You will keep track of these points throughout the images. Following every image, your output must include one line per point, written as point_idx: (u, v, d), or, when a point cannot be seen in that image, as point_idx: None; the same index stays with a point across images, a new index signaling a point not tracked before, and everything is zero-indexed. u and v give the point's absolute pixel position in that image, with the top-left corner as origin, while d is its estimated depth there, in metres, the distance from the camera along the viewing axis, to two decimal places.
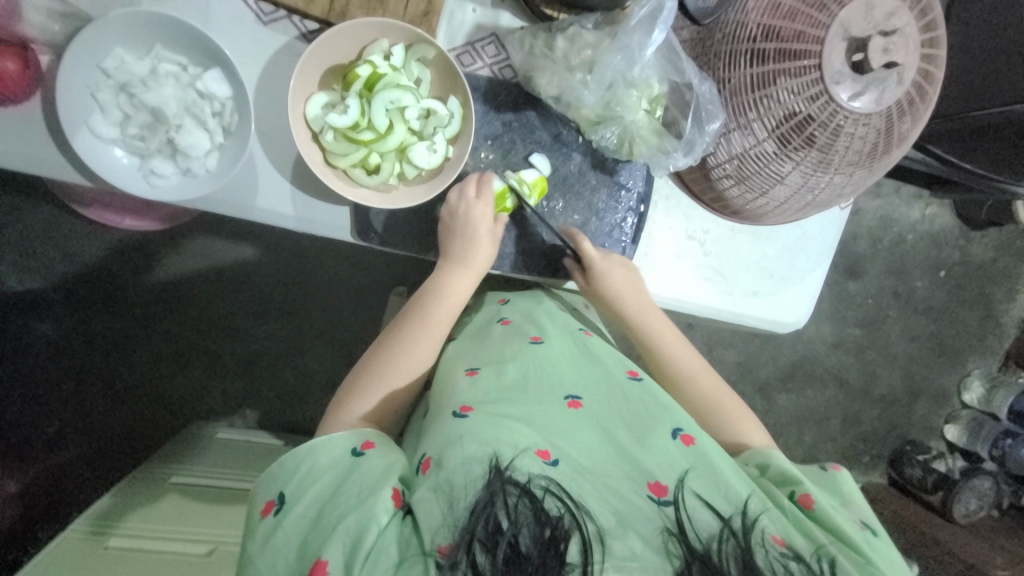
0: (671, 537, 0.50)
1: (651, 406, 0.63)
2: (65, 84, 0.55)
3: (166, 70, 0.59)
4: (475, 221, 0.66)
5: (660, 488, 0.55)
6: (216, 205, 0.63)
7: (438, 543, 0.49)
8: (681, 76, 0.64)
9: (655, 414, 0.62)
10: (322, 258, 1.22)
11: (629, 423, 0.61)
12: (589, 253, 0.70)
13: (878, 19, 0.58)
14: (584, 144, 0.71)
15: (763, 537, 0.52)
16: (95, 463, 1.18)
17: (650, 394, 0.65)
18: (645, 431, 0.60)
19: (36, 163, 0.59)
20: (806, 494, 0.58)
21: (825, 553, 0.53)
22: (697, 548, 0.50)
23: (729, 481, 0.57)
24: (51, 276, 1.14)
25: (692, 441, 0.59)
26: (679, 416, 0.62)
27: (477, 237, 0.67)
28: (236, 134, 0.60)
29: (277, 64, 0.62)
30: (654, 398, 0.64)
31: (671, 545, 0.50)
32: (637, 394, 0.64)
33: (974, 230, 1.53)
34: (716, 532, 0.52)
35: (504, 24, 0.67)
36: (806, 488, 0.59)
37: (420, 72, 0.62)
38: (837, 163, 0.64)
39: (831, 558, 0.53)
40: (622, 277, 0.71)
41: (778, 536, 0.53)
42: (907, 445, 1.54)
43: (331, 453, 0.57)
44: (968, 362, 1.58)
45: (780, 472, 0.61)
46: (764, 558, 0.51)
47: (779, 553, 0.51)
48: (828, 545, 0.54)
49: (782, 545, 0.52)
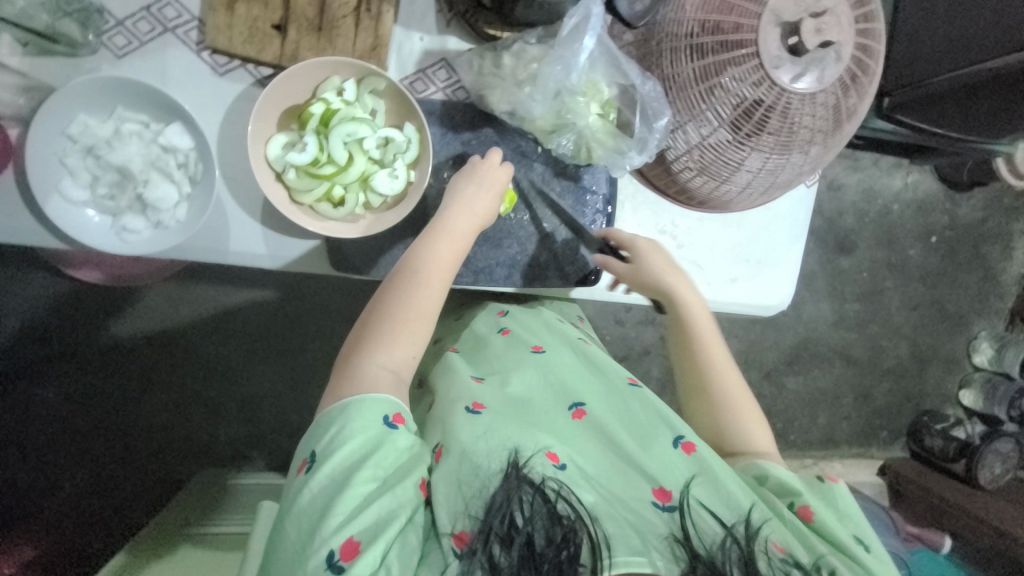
0: (675, 543, 0.51)
1: (653, 416, 0.64)
2: (33, 153, 0.57)
3: (129, 129, 0.61)
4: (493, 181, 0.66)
5: (664, 493, 0.56)
6: (191, 253, 0.64)
7: (456, 529, 0.52)
8: (625, 79, 0.66)
9: (657, 423, 0.63)
10: (314, 293, 1.24)
11: (632, 431, 0.62)
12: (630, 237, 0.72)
13: (807, 2, 0.59)
14: (544, 154, 0.73)
15: (765, 545, 0.53)
16: (107, 521, 1.18)
17: (652, 403, 0.66)
18: (648, 439, 0.61)
19: (17, 232, 0.61)
20: (805, 505, 0.59)
21: (825, 564, 0.53)
22: (702, 555, 0.50)
23: (732, 491, 0.57)
24: (48, 340, 1.16)
25: (693, 449, 0.60)
26: (681, 424, 0.63)
27: (485, 195, 0.66)
28: (202, 183, 0.62)
29: (236, 111, 0.64)
30: (658, 406, 0.65)
31: (677, 551, 0.51)
32: (638, 402, 0.66)
33: (959, 192, 1.53)
34: (719, 541, 0.52)
35: (452, 47, 0.69)
36: (805, 500, 0.59)
37: (374, 103, 0.64)
38: (794, 143, 0.65)
39: (830, 568, 0.53)
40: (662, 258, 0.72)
41: (778, 544, 0.53)
42: (924, 415, 1.52)
43: (363, 415, 0.54)
44: (974, 325, 1.57)
45: (779, 483, 0.61)
46: (766, 566, 0.51)
47: (780, 560, 0.51)
48: (827, 555, 0.54)
49: (782, 551, 0.53)
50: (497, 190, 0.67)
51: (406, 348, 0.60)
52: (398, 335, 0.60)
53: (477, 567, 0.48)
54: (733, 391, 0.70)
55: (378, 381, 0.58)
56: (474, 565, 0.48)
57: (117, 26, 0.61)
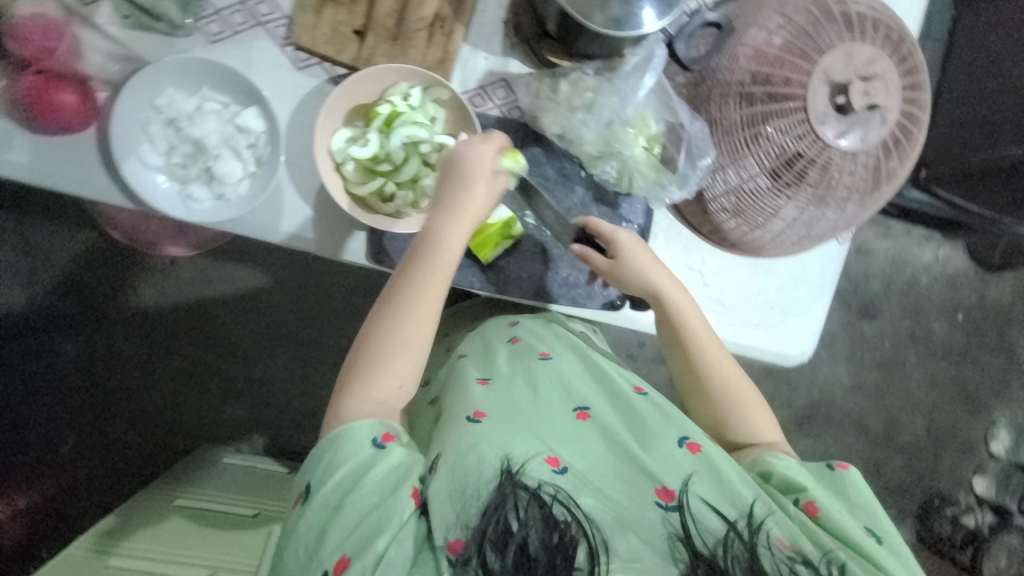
0: (676, 542, 0.51)
1: (657, 417, 0.63)
2: (121, 117, 0.62)
3: (210, 108, 0.66)
4: (474, 162, 0.64)
5: (667, 493, 0.55)
6: (243, 227, 0.68)
7: (450, 539, 0.50)
8: (673, 117, 0.69)
9: (661, 424, 0.62)
10: (338, 288, 1.26)
11: (634, 432, 0.61)
12: (607, 232, 0.70)
13: (858, 65, 0.62)
14: (587, 178, 0.75)
15: (769, 539, 0.53)
16: (102, 483, 1.20)
17: (657, 408, 0.64)
18: (650, 437, 0.60)
19: (88, 187, 0.66)
20: (811, 501, 0.60)
21: (834, 557, 0.53)
22: (703, 553, 0.50)
23: (737, 488, 0.57)
24: (81, 298, 1.21)
25: (698, 449, 0.59)
26: (686, 425, 0.62)
27: (475, 183, 0.64)
28: (267, 163, 0.67)
29: (308, 103, 0.69)
30: (664, 408, 0.64)
31: (678, 550, 0.50)
32: (642, 405, 0.65)
33: (989, 272, 1.50)
34: (722, 537, 0.52)
35: (513, 70, 0.73)
36: (810, 496, 0.60)
37: (435, 111, 0.68)
38: (830, 198, 0.67)
39: (841, 563, 0.53)
40: (639, 252, 0.71)
41: (784, 540, 0.53)
42: (936, 498, 1.46)
43: (352, 441, 0.58)
44: (993, 411, 1.50)
45: (783, 479, 0.63)
46: (770, 561, 0.50)
47: (786, 555, 0.51)
48: (837, 550, 0.54)
49: (788, 548, 0.52)
50: (484, 181, 0.64)
51: (399, 368, 0.63)
52: (393, 353, 0.63)
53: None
54: (730, 385, 0.71)
55: (368, 412, 0.61)
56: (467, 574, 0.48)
57: (214, 14, 0.67)
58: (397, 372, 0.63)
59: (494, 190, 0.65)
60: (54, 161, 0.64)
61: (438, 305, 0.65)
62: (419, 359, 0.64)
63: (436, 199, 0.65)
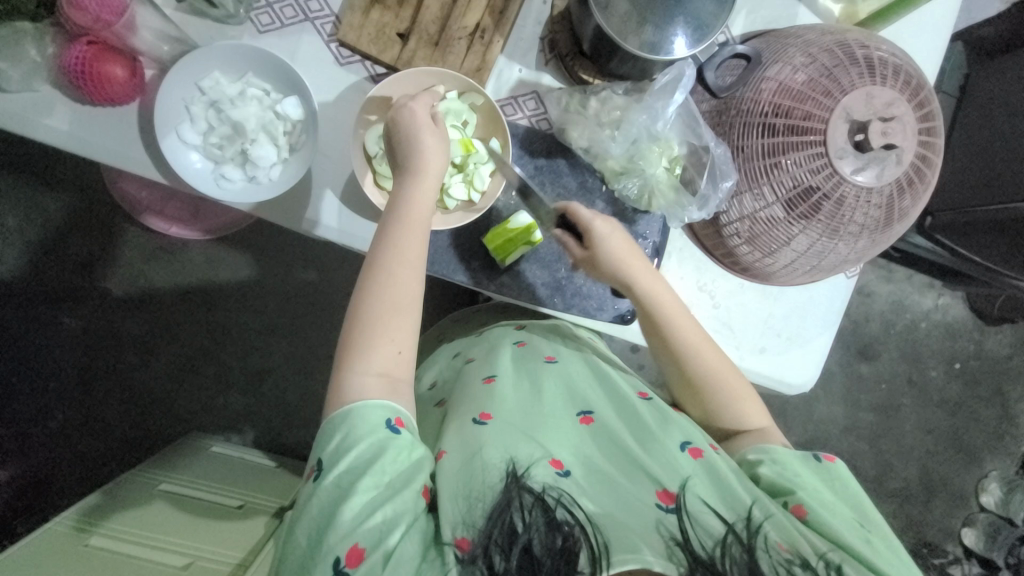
0: (675, 545, 0.50)
1: (660, 420, 0.64)
2: (166, 94, 0.65)
3: (251, 93, 0.68)
4: (414, 118, 0.63)
5: (668, 496, 0.55)
6: (270, 211, 0.70)
7: (457, 536, 0.50)
8: (698, 140, 0.72)
9: (664, 428, 0.63)
10: (346, 282, 1.26)
11: (639, 434, 0.62)
12: (585, 220, 0.69)
13: (877, 107, 0.65)
14: (607, 193, 0.77)
15: (768, 543, 0.52)
16: (90, 461, 1.19)
17: (658, 412, 0.65)
18: (653, 441, 0.61)
19: (125, 158, 0.69)
20: (798, 504, 0.58)
21: (831, 559, 0.52)
22: (703, 557, 0.49)
23: (734, 491, 0.57)
24: (90, 274, 1.21)
25: (700, 454, 0.60)
26: (688, 429, 0.63)
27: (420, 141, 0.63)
28: (301, 152, 0.68)
29: (347, 98, 0.72)
30: (665, 414, 0.65)
31: (677, 553, 0.49)
32: (648, 409, 0.65)
33: (989, 324, 1.52)
34: (721, 537, 0.52)
35: (545, 84, 0.77)
36: (798, 497, 0.59)
37: (468, 116, 0.71)
38: (843, 231, 0.69)
39: (836, 565, 0.52)
40: (618, 240, 0.69)
41: (783, 543, 0.52)
42: (923, 546, 1.44)
43: (365, 422, 0.55)
44: (986, 463, 1.49)
45: (771, 482, 0.61)
46: (768, 564, 0.50)
47: (784, 559, 0.50)
48: (831, 551, 0.53)
49: (787, 551, 0.51)
50: (429, 129, 0.64)
51: (393, 337, 0.60)
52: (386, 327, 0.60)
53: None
54: (718, 369, 0.69)
55: (368, 389, 0.58)
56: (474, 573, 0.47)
57: (266, 6, 0.70)
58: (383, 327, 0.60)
59: (440, 136, 0.65)
60: (97, 130, 0.67)
61: (416, 264, 0.63)
62: (411, 324, 0.61)
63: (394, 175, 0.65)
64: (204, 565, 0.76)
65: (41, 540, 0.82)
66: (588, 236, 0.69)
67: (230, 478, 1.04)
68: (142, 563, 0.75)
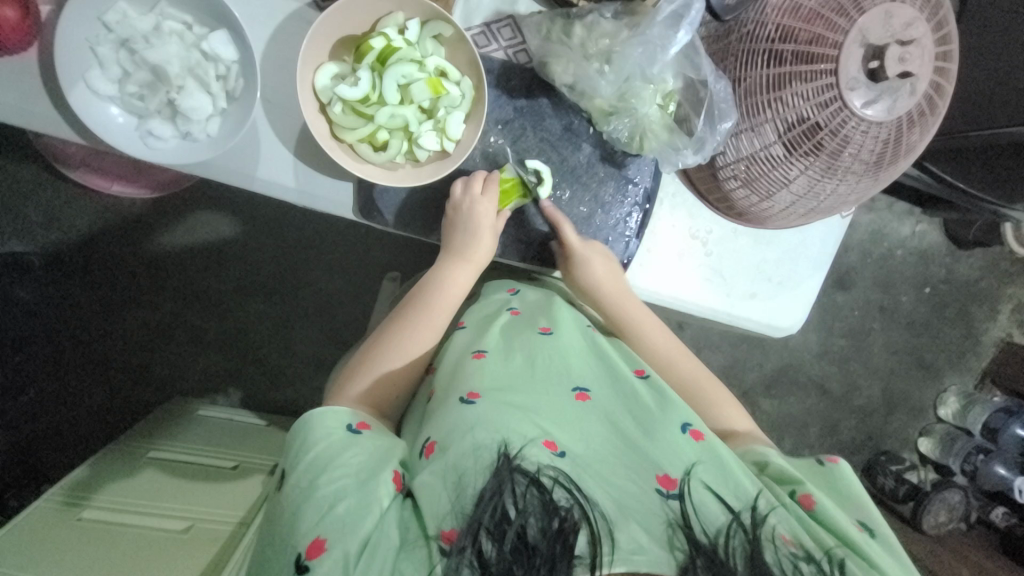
0: (677, 530, 0.50)
1: (659, 401, 0.63)
2: (64, 34, 0.53)
3: (170, 28, 0.57)
4: (470, 212, 0.66)
5: (669, 482, 0.55)
6: (216, 171, 0.61)
7: (444, 529, 0.49)
8: (696, 73, 0.65)
9: (663, 410, 0.62)
10: (316, 236, 1.18)
11: (638, 417, 0.61)
12: (568, 241, 0.70)
13: (896, 28, 0.58)
14: (595, 136, 0.71)
15: (773, 534, 0.53)
16: (68, 435, 1.12)
17: (657, 392, 0.65)
18: (653, 424, 0.60)
19: (29, 116, 0.58)
20: (807, 494, 0.59)
21: (834, 554, 0.53)
22: (704, 543, 0.50)
23: (740, 480, 0.57)
24: (35, 240, 1.09)
25: (701, 437, 0.60)
26: (687, 413, 0.63)
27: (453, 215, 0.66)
28: (240, 100, 0.59)
29: (287, 31, 0.61)
30: (664, 394, 0.64)
31: (678, 539, 0.50)
32: (643, 391, 0.65)
33: (961, 249, 1.54)
34: (724, 528, 0.52)
35: (521, 8, 0.68)
36: (806, 488, 0.60)
37: (434, 49, 0.61)
38: (844, 171, 0.64)
39: (840, 560, 0.53)
40: (601, 264, 0.71)
41: (787, 536, 0.53)
42: (882, 454, 1.55)
43: (322, 426, 0.58)
44: (945, 379, 1.58)
45: (781, 471, 0.62)
46: (773, 555, 0.51)
47: (789, 552, 0.52)
48: (837, 547, 0.54)
49: (790, 544, 0.53)
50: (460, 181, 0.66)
51: (412, 347, 0.68)
52: (409, 338, 0.68)
53: (465, 565, 0.46)
54: (707, 392, 0.73)
55: (379, 387, 0.66)
56: (462, 562, 0.46)
57: None
58: (406, 373, 0.67)
59: (443, 154, 0.63)
60: None
61: (447, 311, 0.70)
62: (430, 341, 0.69)
63: (445, 244, 0.69)
64: (206, 526, 0.78)
65: (28, 519, 0.78)
66: (570, 259, 0.71)
67: (224, 441, 0.99)
68: (141, 534, 0.74)
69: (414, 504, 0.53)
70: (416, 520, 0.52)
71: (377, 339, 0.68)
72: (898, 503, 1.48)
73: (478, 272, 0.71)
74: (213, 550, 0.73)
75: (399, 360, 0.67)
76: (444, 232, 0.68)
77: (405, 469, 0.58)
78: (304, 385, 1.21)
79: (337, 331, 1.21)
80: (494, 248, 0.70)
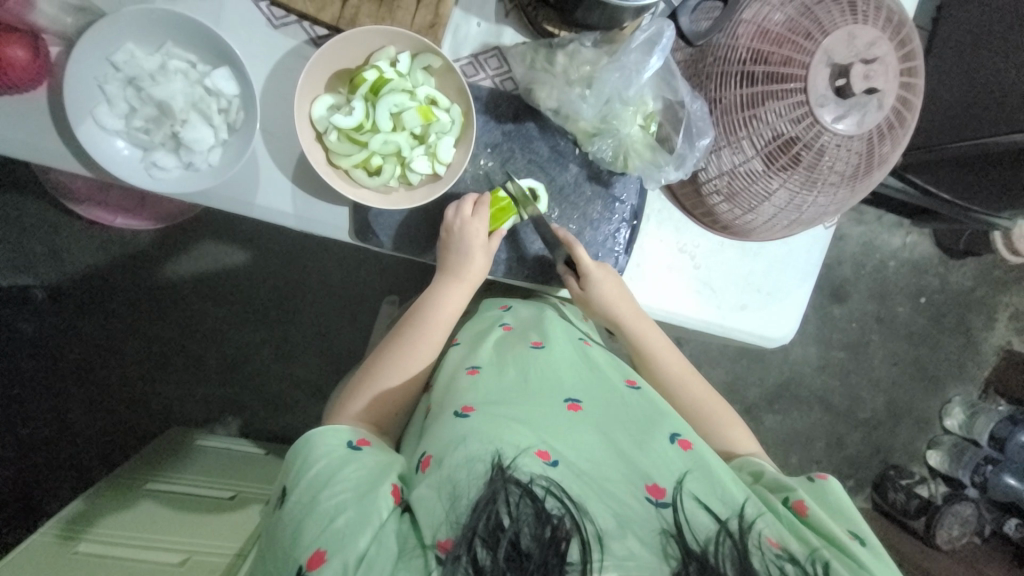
0: (668, 538, 0.50)
1: (649, 413, 0.64)
2: (75, 74, 0.57)
3: (175, 67, 0.61)
4: (470, 237, 0.68)
5: (658, 491, 0.55)
6: (217, 200, 0.64)
7: (439, 538, 0.49)
8: (673, 95, 0.68)
9: (654, 421, 0.63)
10: (315, 262, 1.20)
11: (629, 427, 0.62)
12: (584, 263, 0.71)
13: (859, 48, 0.61)
14: (581, 156, 0.74)
15: (760, 540, 0.52)
16: (65, 468, 1.11)
17: (646, 403, 0.66)
18: (644, 434, 0.61)
19: (39, 152, 0.60)
20: (800, 500, 0.59)
21: (818, 557, 0.53)
22: (695, 550, 0.49)
23: (729, 489, 0.57)
24: (40, 273, 1.12)
25: (690, 446, 0.60)
26: (677, 424, 0.63)
27: (449, 239, 0.68)
28: (240, 131, 0.62)
29: (286, 66, 0.65)
30: (654, 405, 0.66)
31: (670, 547, 0.50)
32: (635, 403, 0.66)
33: (953, 259, 1.56)
34: (713, 535, 0.52)
35: (507, 39, 0.72)
36: (799, 495, 0.60)
37: (425, 80, 0.64)
38: (822, 182, 0.67)
39: (825, 562, 0.52)
40: (612, 284, 0.73)
41: (773, 539, 0.53)
42: (890, 468, 1.52)
43: (321, 444, 0.58)
44: (948, 389, 1.57)
45: (774, 479, 0.63)
46: (760, 560, 0.50)
47: (774, 554, 0.51)
48: (822, 551, 0.54)
49: (776, 547, 0.52)
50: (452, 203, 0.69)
51: (405, 365, 0.68)
52: (405, 357, 0.69)
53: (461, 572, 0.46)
54: (699, 402, 0.74)
55: (376, 406, 0.66)
56: (457, 570, 0.46)
57: None
58: (404, 392, 0.68)
59: (433, 178, 0.65)
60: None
61: (444, 329, 0.71)
62: (425, 360, 0.70)
63: (439, 262, 0.71)
64: (202, 557, 0.77)
65: (24, 552, 0.78)
66: (585, 280, 0.72)
67: (221, 471, 0.99)
68: (135, 567, 0.73)
69: (412, 516, 0.53)
70: (414, 531, 0.52)
71: (373, 361, 0.69)
72: (911, 519, 1.45)
73: (472, 291, 0.72)
74: None
75: (395, 380, 0.68)
76: (438, 250, 0.70)
77: (403, 481, 0.58)
78: (302, 411, 1.20)
79: (336, 356, 1.21)
80: (488, 266, 0.72)
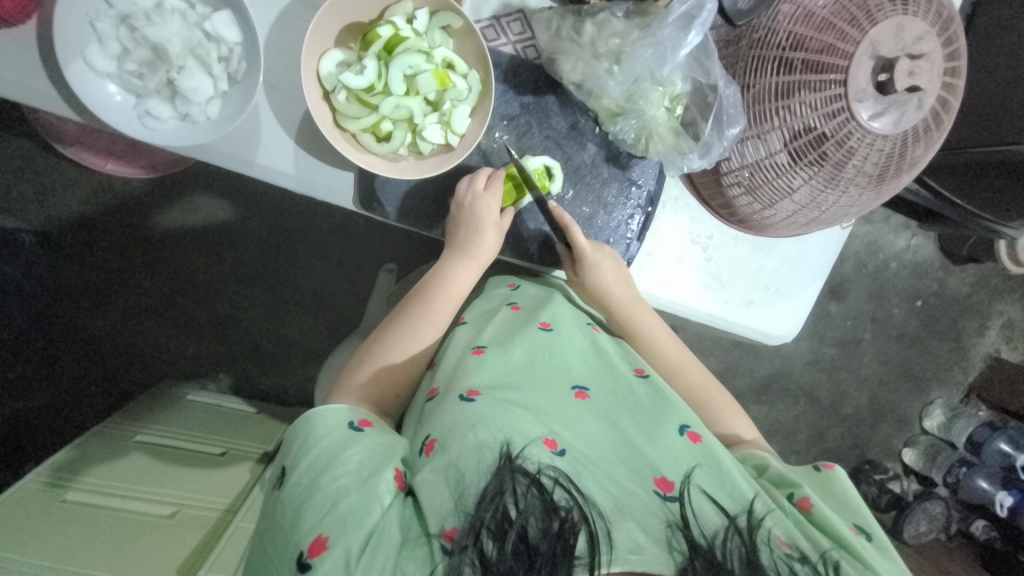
0: (675, 531, 0.50)
1: (659, 403, 0.63)
2: (63, 7, 0.52)
3: (172, 6, 0.57)
4: (481, 212, 0.65)
5: (667, 484, 0.55)
6: (215, 155, 0.60)
7: (445, 527, 0.49)
8: (705, 77, 0.64)
9: (663, 412, 0.62)
10: (312, 224, 1.16)
11: (637, 418, 0.61)
12: (580, 245, 0.69)
13: (906, 41, 0.58)
14: (601, 136, 0.71)
15: (770, 537, 0.53)
16: (54, 415, 1.11)
17: (656, 392, 0.65)
18: (652, 426, 0.60)
19: (24, 91, 0.56)
20: (805, 497, 0.60)
21: (830, 557, 0.53)
22: (702, 545, 0.49)
23: (738, 483, 0.58)
24: (28, 217, 1.07)
25: (699, 439, 0.60)
26: (685, 414, 0.63)
27: (461, 221, 0.66)
28: (242, 83, 0.57)
29: (292, 14, 0.60)
30: (662, 395, 0.65)
31: (676, 541, 0.49)
32: (643, 392, 0.65)
33: (954, 264, 1.55)
34: (721, 530, 0.52)
35: (532, 3, 0.67)
36: (804, 491, 0.60)
37: (441, 40, 0.60)
38: (847, 182, 0.64)
39: (836, 563, 0.53)
40: (611, 269, 0.71)
41: (783, 538, 0.54)
42: (866, 464, 1.56)
43: (323, 424, 0.57)
44: (932, 391, 1.60)
45: (779, 474, 0.63)
46: (769, 558, 0.51)
47: (784, 554, 0.52)
48: (833, 551, 0.54)
49: (786, 545, 0.53)
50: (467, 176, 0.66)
51: (411, 340, 0.67)
52: (414, 332, 0.67)
53: (467, 564, 0.46)
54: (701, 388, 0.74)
55: (377, 382, 0.65)
56: (464, 561, 0.46)
57: None
58: (406, 370, 0.67)
59: (445, 148, 0.62)
60: None
61: (452, 306, 0.69)
62: (431, 336, 0.68)
63: (448, 240, 0.68)
64: (191, 513, 0.77)
65: (9, 498, 0.77)
66: (580, 262, 0.70)
67: (214, 427, 0.98)
68: (127, 519, 0.73)
69: (415, 501, 0.53)
70: (418, 517, 0.52)
71: (376, 337, 0.67)
72: (881, 512, 1.49)
73: (480, 269, 0.70)
74: (197, 538, 0.72)
75: (399, 357, 0.66)
76: (448, 226, 0.68)
77: (406, 465, 0.58)
78: (295, 373, 1.19)
79: (330, 320, 1.19)
80: (499, 244, 0.69)
